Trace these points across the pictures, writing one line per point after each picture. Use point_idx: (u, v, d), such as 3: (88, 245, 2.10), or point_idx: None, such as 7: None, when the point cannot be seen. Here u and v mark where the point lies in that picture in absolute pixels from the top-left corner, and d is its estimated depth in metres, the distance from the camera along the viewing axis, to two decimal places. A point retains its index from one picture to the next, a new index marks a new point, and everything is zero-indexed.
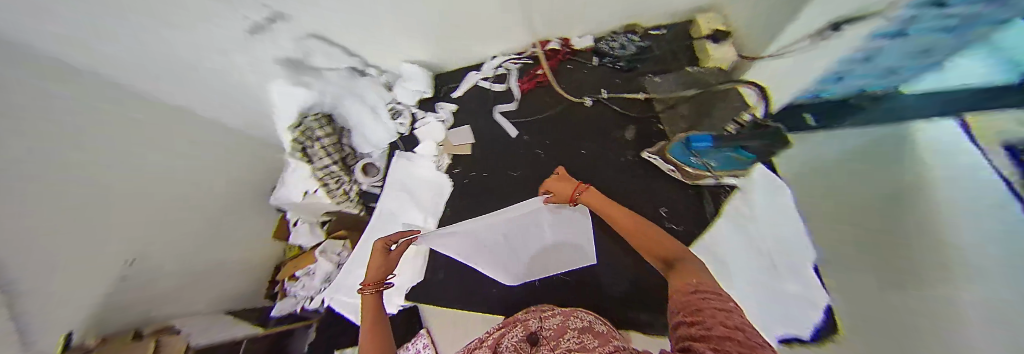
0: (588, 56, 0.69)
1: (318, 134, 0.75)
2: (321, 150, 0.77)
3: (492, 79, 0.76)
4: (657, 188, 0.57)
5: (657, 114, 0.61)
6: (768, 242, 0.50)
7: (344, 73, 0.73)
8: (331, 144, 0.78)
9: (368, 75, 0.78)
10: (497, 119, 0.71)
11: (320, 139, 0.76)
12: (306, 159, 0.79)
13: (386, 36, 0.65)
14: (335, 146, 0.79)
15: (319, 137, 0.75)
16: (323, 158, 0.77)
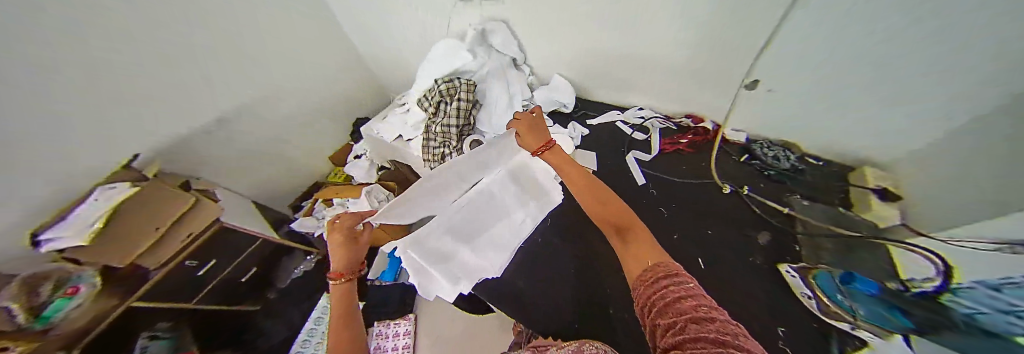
0: (735, 149, 0.72)
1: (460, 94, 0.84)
2: (455, 108, 0.84)
3: (635, 128, 0.82)
4: (783, 307, 0.53)
5: (798, 235, 0.58)
6: None
7: (506, 62, 0.88)
8: (462, 108, 0.84)
9: (524, 72, 0.92)
10: (630, 161, 0.76)
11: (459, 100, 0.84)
12: (436, 110, 0.88)
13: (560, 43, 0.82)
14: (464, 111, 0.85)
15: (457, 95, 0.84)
16: (450, 116, 0.85)
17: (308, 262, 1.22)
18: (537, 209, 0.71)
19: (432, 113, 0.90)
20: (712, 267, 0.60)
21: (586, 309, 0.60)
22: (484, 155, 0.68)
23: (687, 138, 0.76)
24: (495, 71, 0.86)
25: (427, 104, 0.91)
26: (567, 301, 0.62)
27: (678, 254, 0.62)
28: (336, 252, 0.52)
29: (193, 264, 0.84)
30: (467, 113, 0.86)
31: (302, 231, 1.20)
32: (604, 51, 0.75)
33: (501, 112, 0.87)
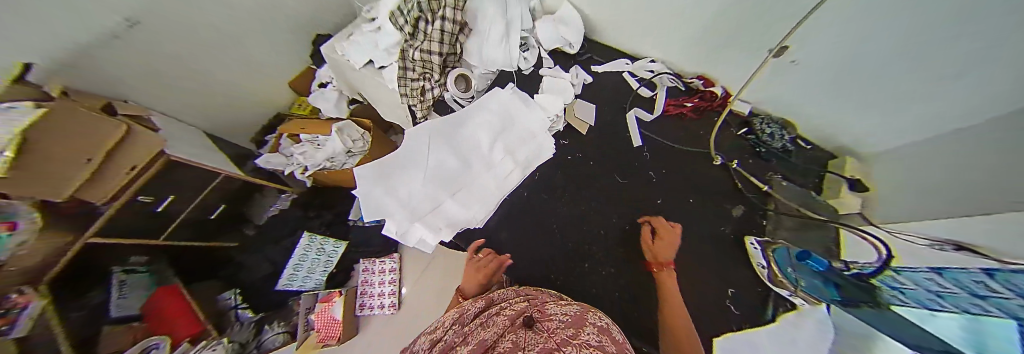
0: (736, 121, 0.71)
1: (446, 13, 0.68)
2: (440, 33, 0.70)
3: (642, 83, 0.74)
4: (736, 268, 0.61)
5: (766, 210, 0.64)
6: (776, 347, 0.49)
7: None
8: (449, 32, 0.70)
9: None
10: (629, 120, 0.70)
11: (444, 20, 0.69)
12: (413, 31, 0.71)
13: None
14: (449, 37, 0.71)
15: (443, 16, 0.69)
16: (434, 43, 0.71)
17: (283, 201, 1.16)
18: (523, 161, 0.65)
19: (409, 35, 0.73)
20: (686, 232, 0.63)
21: (569, 264, 0.63)
22: (467, 112, 0.66)
23: (692, 101, 0.70)
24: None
25: (401, 20, 0.72)
26: (549, 254, 0.64)
27: (658, 218, 0.64)
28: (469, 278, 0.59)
29: (144, 201, 0.76)
30: (453, 40, 0.72)
31: (270, 169, 1.12)
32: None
33: (496, 43, 0.73)
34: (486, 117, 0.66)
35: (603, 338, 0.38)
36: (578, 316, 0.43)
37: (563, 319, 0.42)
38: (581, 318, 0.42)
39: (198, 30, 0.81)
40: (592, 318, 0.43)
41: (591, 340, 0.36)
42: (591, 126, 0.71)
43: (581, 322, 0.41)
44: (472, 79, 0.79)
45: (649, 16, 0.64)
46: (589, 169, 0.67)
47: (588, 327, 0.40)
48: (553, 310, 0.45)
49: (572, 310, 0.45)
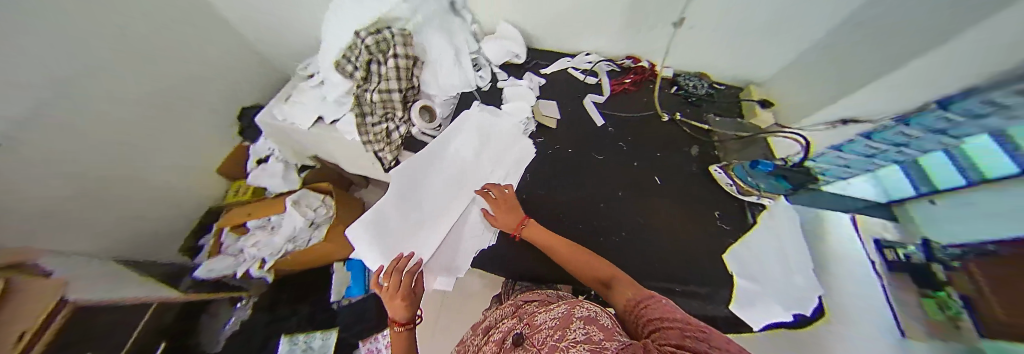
0: (667, 84, 0.86)
1: (397, 50, 0.67)
2: (389, 71, 0.68)
3: (585, 73, 0.84)
4: (715, 195, 0.70)
5: (715, 143, 0.77)
6: (772, 244, 0.63)
7: (444, 4, 0.71)
8: (403, 68, 0.69)
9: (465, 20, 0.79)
10: (587, 106, 0.78)
11: (396, 58, 0.67)
12: (366, 74, 0.70)
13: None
14: (405, 72, 0.70)
15: (393, 53, 0.67)
16: (389, 81, 0.69)
17: (241, 311, 1.01)
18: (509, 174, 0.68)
19: (361, 79, 0.71)
20: (667, 180, 0.71)
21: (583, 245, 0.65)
22: (446, 140, 0.67)
23: (629, 78, 0.82)
24: (432, 15, 0.69)
25: (350, 67, 0.71)
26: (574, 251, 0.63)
27: (641, 179, 0.71)
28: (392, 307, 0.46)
29: None
30: (409, 75, 0.71)
31: (212, 276, 0.95)
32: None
33: (450, 68, 0.75)
34: (466, 136, 0.70)
35: (596, 328, 0.32)
36: (565, 314, 0.38)
37: (553, 326, 0.37)
38: (567, 317, 0.37)
39: (79, 141, 0.68)
40: (580, 310, 0.37)
41: (580, 336, 0.31)
42: (558, 119, 0.76)
43: (569, 323, 0.35)
44: (436, 108, 0.78)
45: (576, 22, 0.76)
46: (571, 159, 0.72)
47: (577, 322, 0.35)
48: (538, 320, 0.41)
49: (564, 308, 0.40)
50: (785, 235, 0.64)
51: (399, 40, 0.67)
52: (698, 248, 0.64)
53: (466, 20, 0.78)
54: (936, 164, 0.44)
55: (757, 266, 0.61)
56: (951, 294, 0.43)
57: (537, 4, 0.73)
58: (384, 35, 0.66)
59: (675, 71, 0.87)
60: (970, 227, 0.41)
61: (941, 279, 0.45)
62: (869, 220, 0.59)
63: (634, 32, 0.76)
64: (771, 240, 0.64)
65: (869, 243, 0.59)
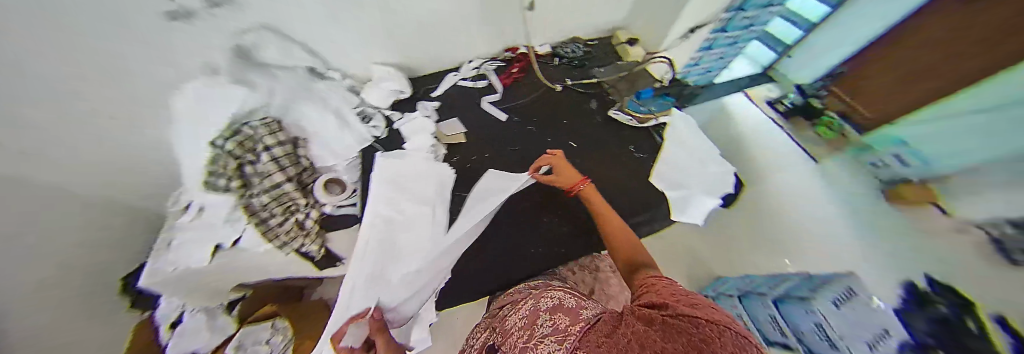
0: (549, 58, 0.90)
1: (266, 144, 0.66)
2: (268, 164, 0.66)
3: (473, 79, 0.85)
4: (624, 137, 0.75)
5: (607, 90, 0.83)
6: (683, 149, 0.74)
7: (303, 74, 0.69)
8: (285, 156, 0.69)
9: (333, 78, 0.75)
10: (485, 107, 0.79)
11: (269, 150, 0.66)
12: (243, 182, 0.67)
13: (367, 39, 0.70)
14: (288, 158, 0.70)
15: (257, 147, 0.65)
16: (272, 175, 0.67)
17: None
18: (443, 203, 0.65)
19: (241, 188, 0.67)
20: (581, 142, 0.75)
21: (524, 230, 0.71)
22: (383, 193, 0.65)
23: (515, 67, 0.86)
24: (290, 94, 0.68)
25: (222, 181, 0.66)
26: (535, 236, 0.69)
27: (561, 150, 0.73)
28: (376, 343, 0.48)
29: None
30: (294, 158, 0.71)
31: None
32: (413, 24, 0.70)
33: (337, 133, 0.74)
34: (383, 191, 0.65)
35: (564, 314, 0.49)
36: (534, 310, 0.55)
37: (528, 317, 0.54)
38: (537, 311, 0.54)
39: None
40: (549, 300, 0.55)
41: (554, 322, 0.47)
42: (466, 131, 0.75)
43: (540, 314, 0.52)
44: (341, 176, 0.76)
45: (442, 38, 0.76)
46: (492, 162, 0.71)
47: (548, 313, 0.51)
48: (511, 321, 0.56)
49: (534, 302, 0.57)
50: (689, 138, 0.75)
51: (264, 133, 0.66)
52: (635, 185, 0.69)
53: (336, 79, 0.75)
54: (778, 31, 0.70)
55: (680, 171, 0.71)
56: (832, 117, 0.63)
57: (395, 35, 0.71)
58: (239, 135, 0.64)
59: (551, 45, 0.91)
60: (810, 59, 0.63)
61: (819, 108, 0.65)
62: (758, 89, 0.82)
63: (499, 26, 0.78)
64: (686, 145, 0.74)
65: (767, 106, 0.82)
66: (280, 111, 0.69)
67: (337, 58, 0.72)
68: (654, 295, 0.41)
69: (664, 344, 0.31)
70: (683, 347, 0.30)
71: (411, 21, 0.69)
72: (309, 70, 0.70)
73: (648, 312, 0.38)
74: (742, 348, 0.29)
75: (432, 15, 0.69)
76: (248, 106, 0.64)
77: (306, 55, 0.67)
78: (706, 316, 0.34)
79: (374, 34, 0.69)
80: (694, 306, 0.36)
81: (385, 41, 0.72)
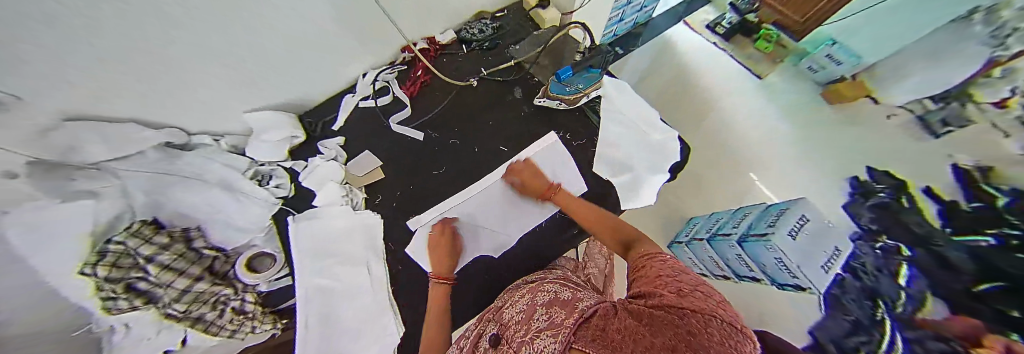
0: (457, 47, 0.79)
1: (144, 253, 0.55)
2: (161, 273, 0.57)
3: (374, 96, 0.72)
4: (554, 121, 0.71)
5: (528, 72, 0.76)
6: (626, 123, 0.68)
7: (157, 155, 0.54)
8: (177, 257, 0.58)
9: (203, 144, 0.62)
10: (397, 129, 0.68)
11: (153, 258, 0.56)
12: (144, 300, 0.57)
13: (234, 85, 0.57)
14: (184, 258, 0.60)
15: (138, 262, 0.55)
16: (175, 281, 0.58)
17: None
18: (368, 246, 0.59)
19: (146, 303, 0.58)
20: (512, 145, 0.69)
21: (483, 253, 0.63)
22: (310, 250, 0.58)
23: (418, 68, 0.74)
24: (150, 185, 0.54)
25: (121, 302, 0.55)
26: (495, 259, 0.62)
27: (490, 157, 0.68)
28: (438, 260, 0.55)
29: None
30: (192, 255, 0.61)
31: None
32: (286, 52, 0.58)
33: (236, 209, 0.63)
34: (310, 262, 0.57)
35: (558, 310, 0.43)
36: (527, 308, 0.47)
37: (520, 313, 0.47)
38: (530, 309, 0.47)
39: None
40: (542, 295, 0.50)
41: (542, 323, 0.41)
42: (381, 164, 0.65)
43: (531, 314, 0.45)
44: (265, 250, 0.65)
45: (325, 57, 0.65)
46: (421, 191, 0.64)
47: (541, 311, 0.45)
48: (509, 315, 0.48)
49: (527, 297, 0.51)
50: (628, 109, 0.69)
51: (138, 243, 0.55)
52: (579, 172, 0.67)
53: (208, 144, 0.62)
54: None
55: (627, 149, 0.67)
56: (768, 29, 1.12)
57: (269, 71, 0.59)
58: (110, 255, 0.52)
59: (454, 30, 0.80)
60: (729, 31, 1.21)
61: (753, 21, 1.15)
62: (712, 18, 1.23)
63: (387, 26, 0.66)
64: (624, 112, 0.69)
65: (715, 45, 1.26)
66: (150, 207, 0.58)
67: (194, 118, 0.58)
68: (643, 282, 0.37)
69: (655, 339, 0.26)
70: (671, 340, 0.25)
71: (285, 53, 0.58)
72: (163, 145, 0.55)
73: (637, 303, 0.34)
74: (732, 341, 0.25)
75: (305, 35, 0.57)
76: (109, 214, 0.52)
77: (148, 129, 0.53)
78: (690, 306, 0.29)
79: (241, 77, 0.57)
80: (682, 293, 0.31)
81: (253, 80, 0.59)
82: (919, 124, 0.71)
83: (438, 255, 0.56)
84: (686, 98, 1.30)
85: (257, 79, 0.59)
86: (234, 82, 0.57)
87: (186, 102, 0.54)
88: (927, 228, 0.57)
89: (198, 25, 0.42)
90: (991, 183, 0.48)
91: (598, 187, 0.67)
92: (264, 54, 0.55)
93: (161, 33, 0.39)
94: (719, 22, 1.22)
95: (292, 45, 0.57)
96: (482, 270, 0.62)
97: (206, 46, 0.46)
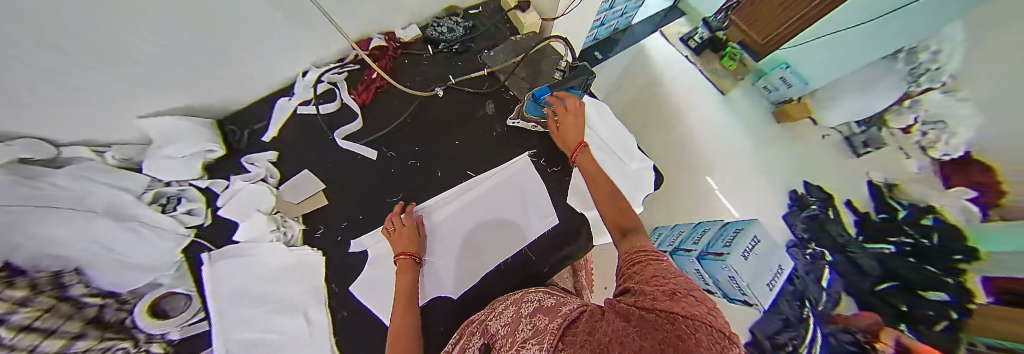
0: (420, 46, 0.70)
1: (20, 320, 0.34)
2: (51, 342, 0.37)
3: (318, 101, 0.61)
4: (528, 142, 0.67)
5: (503, 83, 0.69)
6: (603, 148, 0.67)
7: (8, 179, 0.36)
8: (60, 316, 0.39)
9: (79, 158, 0.46)
10: (346, 146, 0.59)
11: (32, 326, 0.35)
12: None
13: (140, 87, 0.43)
14: (66, 314, 0.40)
15: (24, 324, 0.35)
16: (70, 346, 0.39)
17: None
18: (305, 283, 0.50)
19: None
20: (478, 170, 0.62)
21: (439, 294, 0.53)
22: (229, 289, 0.47)
23: (374, 71, 0.64)
24: (3, 220, 0.35)
25: None
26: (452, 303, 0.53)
27: (454, 182, 0.61)
28: (400, 237, 0.50)
29: None
30: (74, 307, 0.41)
31: None
32: (221, 46, 0.45)
33: (136, 247, 0.48)
34: (232, 310, 0.46)
35: (544, 316, 0.35)
36: (512, 320, 0.40)
37: (505, 325, 0.40)
38: (515, 320, 0.39)
39: None
40: (526, 306, 0.42)
41: (526, 333, 0.33)
42: (325, 186, 0.56)
43: (516, 325, 0.37)
44: (178, 289, 0.51)
45: (263, 53, 0.52)
46: (375, 221, 0.56)
47: (526, 319, 0.37)
48: (493, 327, 0.41)
49: (510, 310, 0.43)
50: (604, 134, 0.68)
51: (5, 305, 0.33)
52: (552, 203, 0.63)
53: (88, 159, 0.47)
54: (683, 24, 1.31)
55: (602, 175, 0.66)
56: (734, 47, 1.18)
57: (191, 69, 0.46)
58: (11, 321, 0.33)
59: (417, 26, 0.70)
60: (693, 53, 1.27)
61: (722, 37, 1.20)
62: (677, 29, 1.31)
63: (343, 18, 0.55)
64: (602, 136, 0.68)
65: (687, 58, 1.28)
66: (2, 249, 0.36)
67: (71, 130, 0.43)
68: (637, 281, 0.30)
69: (641, 341, 0.18)
70: (660, 344, 0.18)
71: (213, 54, 0.46)
72: (15, 161, 0.38)
73: (626, 305, 0.26)
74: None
75: (249, 28, 0.45)
76: None
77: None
78: (683, 310, 0.22)
79: (144, 81, 0.43)
80: (674, 297, 0.25)
81: (166, 81, 0.45)
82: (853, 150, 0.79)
83: (401, 245, 0.49)
84: (647, 109, 1.25)
85: (171, 80, 0.46)
86: (141, 84, 0.43)
87: (72, 111, 0.40)
88: None
89: (106, 43, 0.32)
90: None
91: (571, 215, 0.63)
92: (194, 51, 0.43)
93: (61, 59, 0.30)
94: (691, 36, 1.27)
95: (231, 41, 0.45)
96: (442, 314, 0.52)
97: (111, 61, 0.36)
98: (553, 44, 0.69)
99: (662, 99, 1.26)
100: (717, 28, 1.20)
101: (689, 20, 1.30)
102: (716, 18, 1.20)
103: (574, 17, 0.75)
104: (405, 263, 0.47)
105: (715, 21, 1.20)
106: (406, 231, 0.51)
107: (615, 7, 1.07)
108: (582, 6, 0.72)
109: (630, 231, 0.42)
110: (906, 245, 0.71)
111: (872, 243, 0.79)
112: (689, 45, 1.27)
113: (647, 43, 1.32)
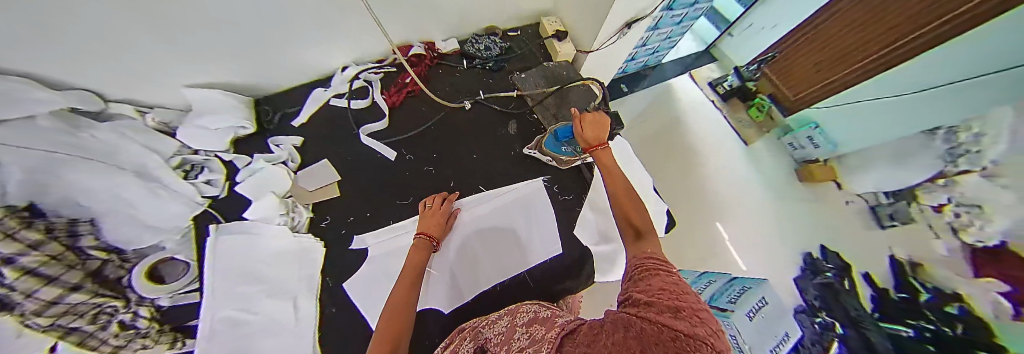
0: (456, 59, 0.72)
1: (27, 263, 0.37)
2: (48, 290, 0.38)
3: (350, 96, 0.64)
4: (544, 167, 0.67)
5: (529, 106, 0.71)
6: None
7: (52, 124, 0.38)
8: (66, 267, 0.41)
9: (122, 115, 0.48)
10: (367, 143, 0.60)
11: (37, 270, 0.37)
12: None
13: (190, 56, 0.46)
14: (73, 265, 0.42)
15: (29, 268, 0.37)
16: (67, 297, 0.40)
17: None
18: (298, 269, 0.49)
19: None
20: (491, 187, 0.62)
21: (429, 305, 0.51)
22: (223, 264, 0.47)
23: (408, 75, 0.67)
24: (42, 163, 0.37)
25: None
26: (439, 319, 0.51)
27: (464, 194, 0.61)
28: (428, 217, 0.50)
29: None
30: (77, 258, 0.42)
31: None
32: (269, 25, 0.48)
33: (153, 207, 0.48)
34: (223, 287, 0.45)
35: (540, 325, 0.34)
36: (507, 329, 0.38)
37: (501, 335, 0.38)
38: (508, 331, 0.37)
39: None
40: (522, 316, 0.41)
41: (522, 342, 0.32)
42: (339, 179, 0.57)
43: (512, 333, 0.37)
44: (178, 256, 0.50)
45: (308, 42, 0.55)
46: (380, 222, 0.56)
47: (522, 328, 0.36)
48: (490, 332, 0.40)
49: (505, 319, 0.43)
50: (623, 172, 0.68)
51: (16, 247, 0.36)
52: (559, 232, 0.61)
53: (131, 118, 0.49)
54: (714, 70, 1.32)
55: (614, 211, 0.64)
56: (763, 99, 1.13)
57: (239, 46, 0.49)
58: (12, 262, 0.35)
59: (457, 40, 0.73)
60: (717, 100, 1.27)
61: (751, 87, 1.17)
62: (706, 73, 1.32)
63: (388, 20, 0.58)
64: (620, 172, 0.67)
65: (713, 103, 1.28)
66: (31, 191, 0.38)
67: (121, 87, 0.46)
68: (641, 291, 0.24)
69: None
70: None
71: (261, 38, 0.49)
72: (66, 110, 0.41)
73: (626, 317, 0.21)
74: None
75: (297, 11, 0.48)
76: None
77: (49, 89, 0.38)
78: (685, 328, 0.16)
79: (193, 50, 0.46)
80: (678, 313, 0.19)
81: (216, 54, 0.48)
82: (871, 214, 0.79)
83: (426, 226, 0.48)
84: (666, 147, 1.25)
85: (221, 54, 0.49)
86: (191, 53, 0.46)
87: (121, 66, 0.42)
88: (858, 312, 0.69)
89: None
90: (921, 281, 0.62)
91: (576, 248, 0.61)
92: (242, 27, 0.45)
93: None
94: (721, 82, 1.27)
95: (276, 21, 0.48)
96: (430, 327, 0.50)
97: (160, 21, 0.38)
98: (590, 84, 0.68)
99: (680, 139, 1.25)
100: (747, 78, 1.18)
101: (720, 66, 1.30)
102: (748, 68, 1.18)
103: (609, 53, 0.77)
104: (422, 243, 0.45)
105: (746, 71, 1.19)
106: (435, 213, 0.50)
107: (648, 45, 1.12)
108: (617, 45, 0.75)
109: (646, 236, 0.34)
110: (926, 328, 0.56)
111: (886, 321, 0.64)
112: (718, 90, 1.27)
113: (674, 83, 1.34)
